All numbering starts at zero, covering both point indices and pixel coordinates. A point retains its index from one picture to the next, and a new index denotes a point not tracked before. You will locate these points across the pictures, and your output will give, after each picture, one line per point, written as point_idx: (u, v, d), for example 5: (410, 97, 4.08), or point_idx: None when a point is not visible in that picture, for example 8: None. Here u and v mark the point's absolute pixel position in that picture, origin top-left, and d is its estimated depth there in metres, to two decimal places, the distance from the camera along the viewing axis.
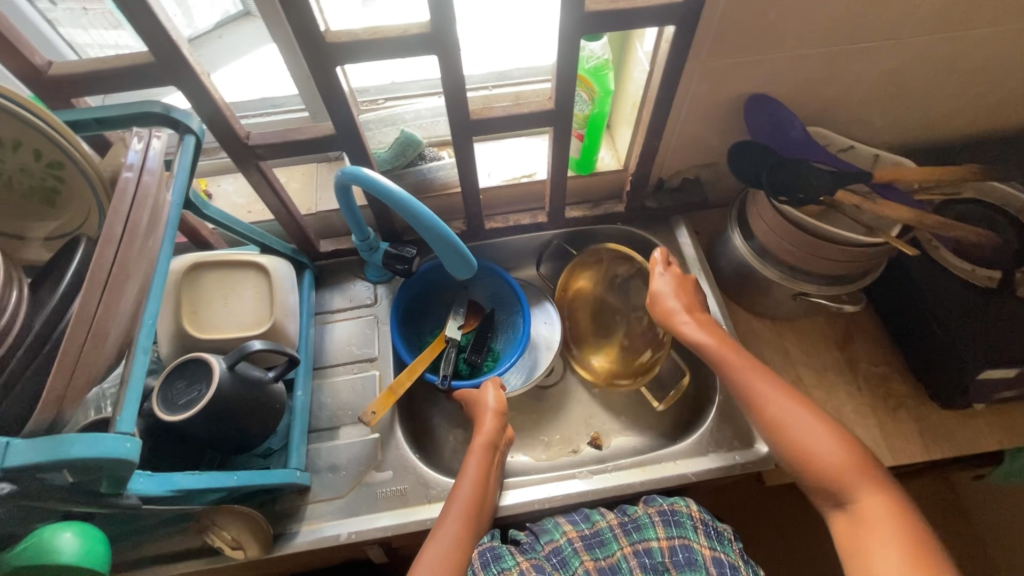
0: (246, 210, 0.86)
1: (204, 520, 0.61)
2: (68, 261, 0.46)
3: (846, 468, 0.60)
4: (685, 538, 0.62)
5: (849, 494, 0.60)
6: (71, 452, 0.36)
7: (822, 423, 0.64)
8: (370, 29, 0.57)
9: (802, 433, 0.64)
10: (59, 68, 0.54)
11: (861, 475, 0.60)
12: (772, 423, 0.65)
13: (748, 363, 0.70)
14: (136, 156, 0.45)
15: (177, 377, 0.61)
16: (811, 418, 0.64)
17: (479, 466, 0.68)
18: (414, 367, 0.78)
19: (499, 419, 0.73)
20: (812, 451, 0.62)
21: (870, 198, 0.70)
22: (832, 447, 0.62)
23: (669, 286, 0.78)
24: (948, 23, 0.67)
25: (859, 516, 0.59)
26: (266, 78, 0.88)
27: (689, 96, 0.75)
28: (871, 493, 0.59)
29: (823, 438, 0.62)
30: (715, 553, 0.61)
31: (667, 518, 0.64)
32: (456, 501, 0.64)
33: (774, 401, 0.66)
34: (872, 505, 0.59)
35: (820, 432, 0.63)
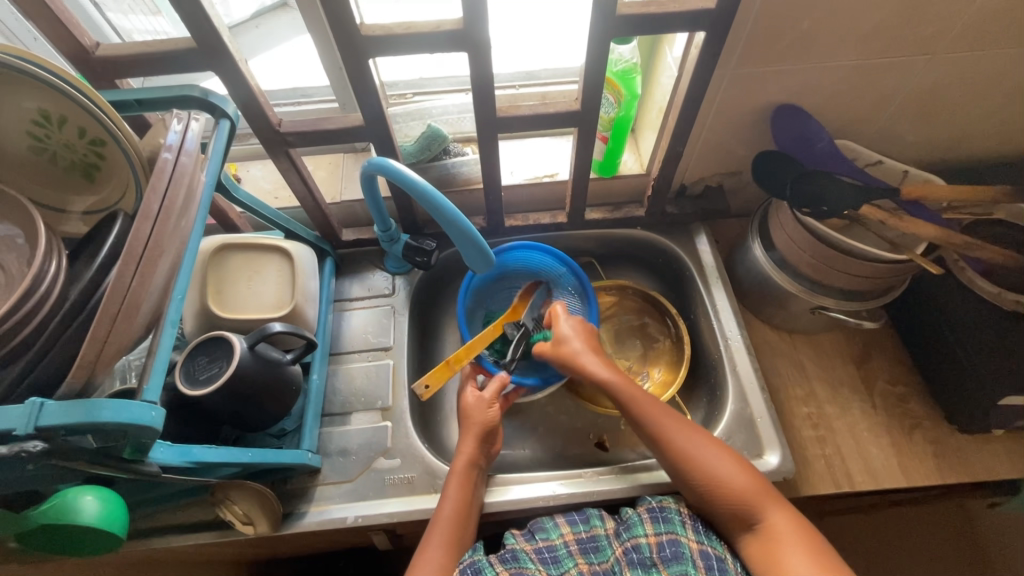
0: (273, 196, 0.89)
1: (217, 494, 0.62)
2: (105, 235, 0.47)
3: (748, 487, 0.61)
4: (673, 532, 0.63)
5: (757, 513, 0.60)
6: (100, 416, 0.38)
7: (721, 451, 0.64)
8: (405, 23, 0.58)
9: (708, 461, 0.63)
10: (106, 49, 0.56)
11: (765, 493, 0.61)
12: (677, 455, 0.65)
13: (643, 393, 0.70)
14: (175, 137, 0.46)
15: (199, 353, 0.63)
16: (710, 449, 0.64)
17: (461, 486, 0.67)
18: (472, 346, 0.77)
19: (483, 437, 0.71)
20: (721, 477, 0.62)
21: (896, 214, 0.69)
22: (737, 473, 0.62)
23: (573, 329, 0.75)
24: (988, 40, 0.66)
25: (766, 533, 0.60)
26: (300, 69, 0.90)
27: (716, 104, 0.75)
28: (774, 508, 0.60)
29: (727, 466, 0.63)
30: (702, 547, 0.62)
31: (654, 515, 0.65)
32: (439, 522, 0.64)
33: (678, 432, 0.66)
34: (778, 522, 0.60)
35: (723, 459, 0.63)
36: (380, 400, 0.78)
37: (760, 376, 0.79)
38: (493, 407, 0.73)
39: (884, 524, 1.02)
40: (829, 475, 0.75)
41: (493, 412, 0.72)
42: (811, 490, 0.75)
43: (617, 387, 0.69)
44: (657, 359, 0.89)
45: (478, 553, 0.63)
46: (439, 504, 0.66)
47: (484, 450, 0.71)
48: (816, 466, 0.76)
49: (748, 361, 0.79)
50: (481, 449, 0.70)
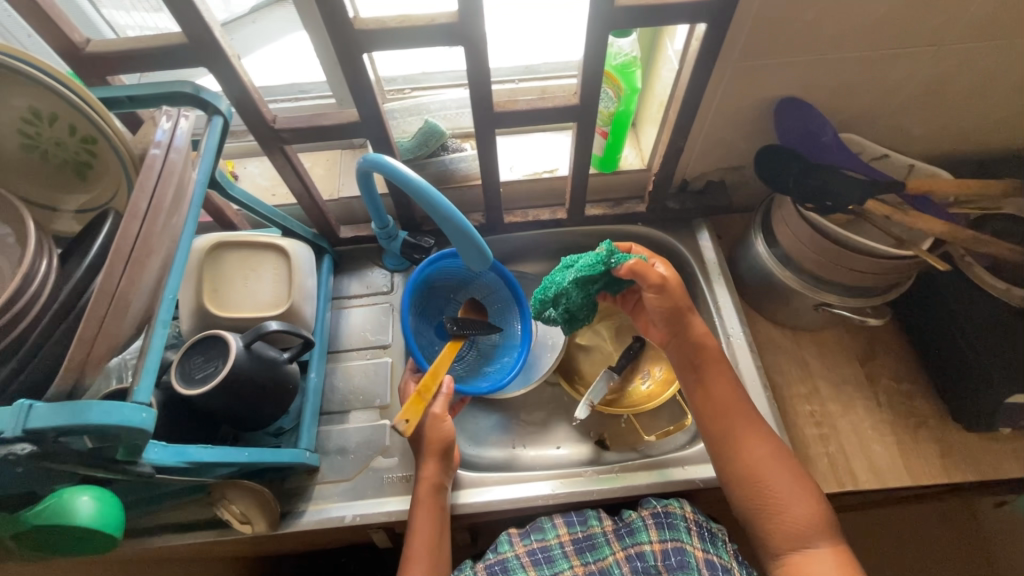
0: (270, 193, 0.88)
1: (215, 493, 0.62)
2: (96, 234, 0.47)
3: (806, 514, 0.59)
4: (679, 540, 0.62)
5: (808, 540, 0.58)
6: (89, 418, 0.37)
7: (794, 475, 0.61)
8: (398, 17, 0.57)
9: (778, 481, 0.61)
10: (96, 46, 0.56)
11: (824, 527, 0.59)
12: (748, 467, 0.62)
13: (730, 382, 0.67)
14: (164, 134, 0.46)
15: (195, 352, 0.62)
16: (784, 471, 0.61)
17: (432, 514, 0.65)
18: (435, 371, 0.72)
19: (444, 458, 0.68)
20: (777, 494, 0.60)
21: (902, 209, 0.67)
22: (802, 500, 0.60)
23: (672, 274, 0.69)
24: (996, 30, 0.64)
25: (806, 555, 0.58)
26: (297, 65, 0.89)
27: (717, 97, 0.73)
28: (823, 540, 0.58)
29: (795, 491, 0.60)
30: (707, 556, 0.62)
31: (660, 520, 0.64)
32: (415, 544, 0.63)
33: (753, 433, 0.64)
34: (821, 556, 0.58)
35: (793, 482, 0.61)
36: (379, 398, 0.78)
37: (762, 374, 0.78)
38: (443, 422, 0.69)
39: (890, 523, 1.01)
40: (832, 473, 0.74)
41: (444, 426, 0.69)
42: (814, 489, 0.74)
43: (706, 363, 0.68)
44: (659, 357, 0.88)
45: (464, 572, 0.64)
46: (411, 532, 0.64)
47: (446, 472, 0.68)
48: (818, 465, 0.75)
49: (750, 359, 0.78)
50: (445, 469, 0.68)
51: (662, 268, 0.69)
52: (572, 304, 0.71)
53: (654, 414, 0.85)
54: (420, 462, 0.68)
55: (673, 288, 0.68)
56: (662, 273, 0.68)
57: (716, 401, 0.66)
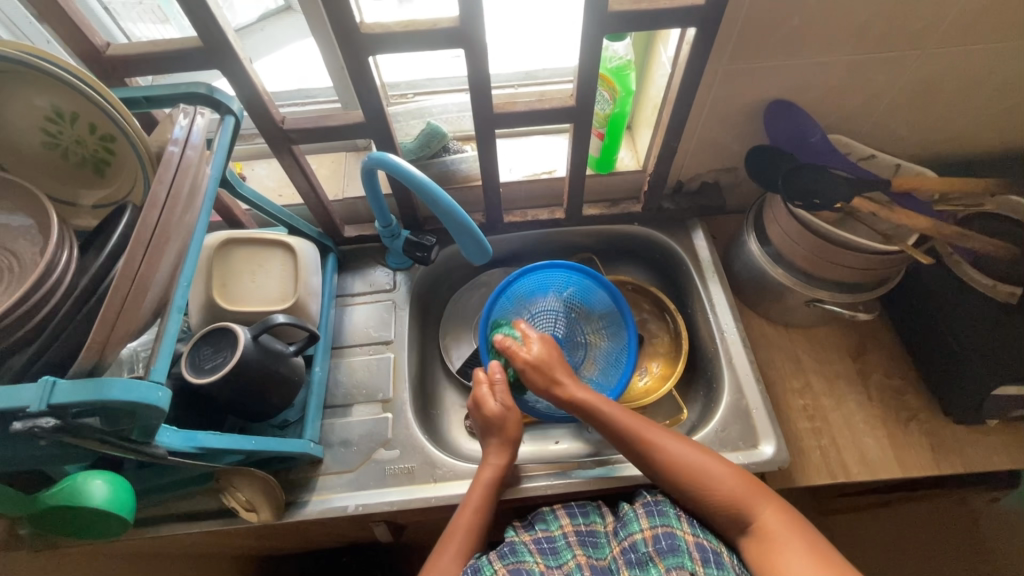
0: (277, 194, 0.91)
1: (222, 481, 0.64)
2: (115, 226, 0.49)
3: (741, 491, 0.62)
4: (669, 526, 0.63)
5: (751, 514, 0.61)
6: (110, 394, 0.39)
7: (712, 459, 0.65)
8: (403, 22, 0.60)
9: (704, 467, 0.64)
10: (116, 49, 0.58)
11: (760, 495, 0.62)
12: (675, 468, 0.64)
13: (618, 408, 0.71)
14: (181, 132, 0.48)
15: (204, 343, 0.64)
16: (706, 458, 0.65)
17: (484, 499, 0.67)
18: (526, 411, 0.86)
19: (511, 451, 0.71)
20: (710, 483, 0.63)
21: (888, 206, 0.70)
22: (728, 476, 0.64)
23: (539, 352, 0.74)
24: (975, 35, 0.67)
25: (761, 533, 0.61)
26: (304, 71, 0.92)
27: (709, 100, 0.76)
28: (769, 510, 0.61)
29: (721, 472, 0.64)
30: (697, 540, 0.62)
31: (649, 509, 0.65)
32: (461, 518, 0.66)
33: (663, 440, 0.67)
34: (772, 523, 0.61)
35: (716, 466, 0.64)
36: (381, 392, 0.80)
37: (757, 369, 0.80)
38: (514, 410, 0.73)
39: (886, 520, 1.01)
40: (825, 466, 0.76)
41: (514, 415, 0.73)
42: (807, 480, 0.75)
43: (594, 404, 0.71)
44: (656, 354, 0.90)
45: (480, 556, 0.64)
46: (456, 514, 0.67)
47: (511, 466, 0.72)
48: (811, 457, 0.77)
49: (744, 354, 0.80)
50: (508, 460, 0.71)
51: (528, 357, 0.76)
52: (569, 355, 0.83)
53: (651, 410, 0.87)
54: (490, 451, 0.71)
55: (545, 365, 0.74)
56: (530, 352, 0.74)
57: (613, 425, 0.69)
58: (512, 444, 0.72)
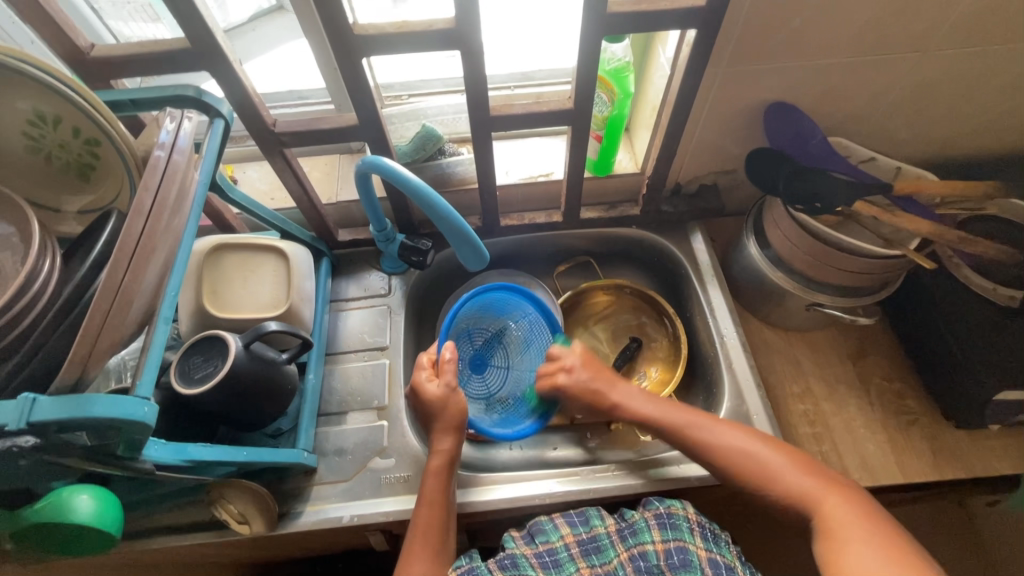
0: (269, 197, 0.89)
1: (213, 492, 0.62)
2: (100, 233, 0.48)
3: (808, 485, 0.60)
4: (681, 540, 0.63)
5: (817, 509, 0.59)
6: (92, 411, 0.38)
7: (781, 453, 0.64)
8: (397, 23, 0.58)
9: (768, 461, 0.63)
10: (101, 51, 0.57)
11: (830, 490, 0.60)
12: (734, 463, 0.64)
13: (683, 408, 0.69)
14: (168, 136, 0.47)
15: (195, 352, 0.63)
16: (773, 451, 0.63)
17: (439, 488, 0.66)
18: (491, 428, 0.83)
19: (458, 434, 0.69)
20: (774, 476, 0.62)
21: (889, 210, 0.69)
22: (795, 470, 0.62)
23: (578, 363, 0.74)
24: (976, 36, 0.66)
25: (824, 530, 0.58)
26: (296, 71, 0.91)
27: (709, 102, 0.75)
28: (838, 504, 0.59)
29: (788, 465, 0.62)
30: (710, 555, 0.62)
31: (662, 521, 0.64)
32: (422, 511, 0.65)
33: (728, 435, 0.65)
34: (842, 518, 0.58)
35: (783, 459, 0.63)
36: (376, 399, 0.78)
37: (757, 374, 0.79)
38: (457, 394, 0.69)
39: None
40: None
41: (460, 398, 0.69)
42: None
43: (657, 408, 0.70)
44: (655, 358, 0.89)
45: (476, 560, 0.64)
46: (416, 509, 0.65)
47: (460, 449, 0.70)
48: None
49: (744, 359, 0.79)
50: (457, 443, 0.69)
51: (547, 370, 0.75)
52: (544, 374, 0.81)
53: None
54: (434, 437, 0.69)
55: (586, 385, 0.72)
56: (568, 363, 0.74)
57: (674, 428, 0.68)
58: (457, 426, 0.69)
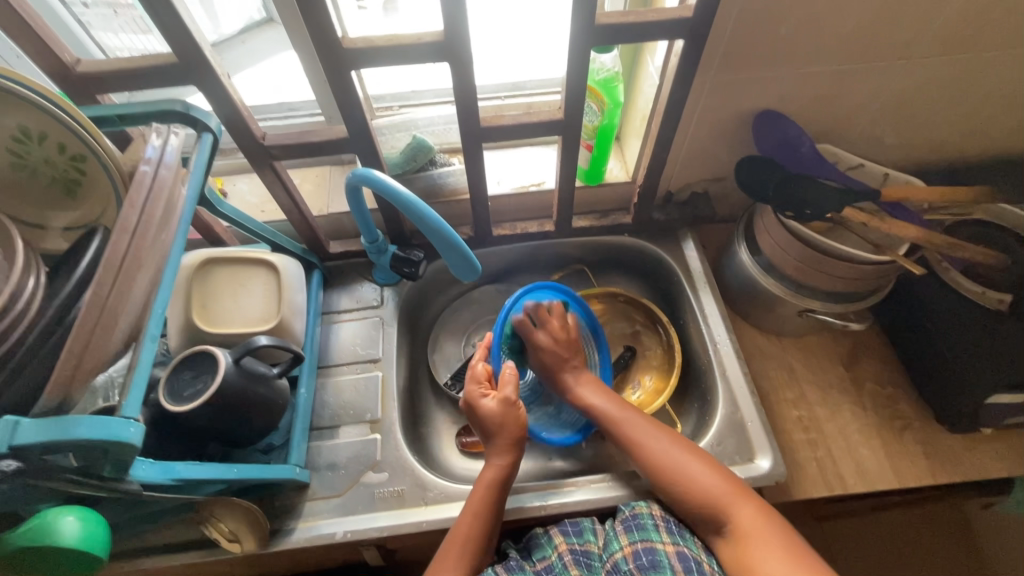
0: (259, 209, 0.88)
1: (203, 512, 0.61)
2: (85, 250, 0.47)
3: (720, 491, 0.62)
4: (647, 540, 0.63)
5: (728, 515, 0.61)
6: (76, 433, 0.37)
7: (695, 456, 0.66)
8: (386, 36, 0.58)
9: (684, 465, 0.65)
10: (87, 66, 0.56)
11: (738, 496, 0.62)
12: (654, 464, 0.67)
13: (619, 406, 0.73)
14: (154, 152, 0.47)
15: (183, 368, 0.62)
16: (691, 454, 0.66)
17: (486, 500, 0.66)
18: None
19: (515, 449, 0.69)
20: (689, 483, 0.64)
21: (878, 216, 0.69)
22: (707, 475, 0.64)
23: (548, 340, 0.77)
24: (959, 44, 0.67)
25: (737, 535, 0.60)
26: (286, 83, 0.91)
27: (698, 110, 0.76)
28: (747, 511, 0.61)
29: (701, 470, 0.64)
30: (678, 549, 0.63)
31: (628, 524, 0.65)
32: (463, 519, 0.64)
33: (651, 436, 0.69)
34: (750, 523, 0.60)
35: (697, 463, 0.65)
36: (369, 412, 0.77)
37: (750, 380, 0.79)
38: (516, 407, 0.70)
39: (880, 528, 1.01)
40: (822, 478, 0.75)
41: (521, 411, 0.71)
42: (804, 493, 0.74)
43: (601, 406, 0.74)
44: (649, 367, 0.89)
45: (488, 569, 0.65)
46: (458, 518, 0.65)
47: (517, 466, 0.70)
48: (807, 469, 0.76)
49: (738, 365, 0.79)
50: (513, 462, 0.69)
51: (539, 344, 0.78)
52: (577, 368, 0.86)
53: None
54: (492, 451, 0.69)
55: (556, 350, 0.77)
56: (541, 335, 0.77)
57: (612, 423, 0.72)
58: (514, 442, 0.70)
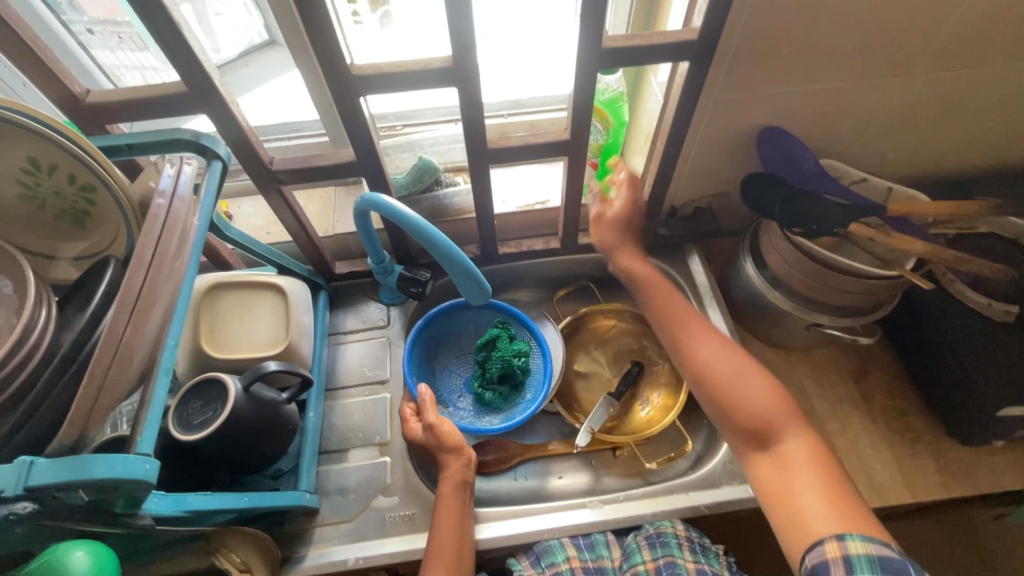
0: (264, 231, 0.88)
1: (215, 541, 0.61)
2: (98, 282, 0.47)
3: (775, 407, 0.58)
4: (670, 556, 0.65)
5: (776, 433, 0.57)
6: (93, 472, 0.37)
7: (753, 371, 0.61)
8: (394, 62, 0.58)
9: (735, 375, 0.61)
10: (96, 96, 0.56)
11: (791, 419, 0.58)
12: (703, 372, 0.63)
13: (680, 309, 0.69)
14: (168, 182, 0.47)
15: (193, 397, 0.61)
16: (751, 364, 0.62)
17: (454, 508, 0.67)
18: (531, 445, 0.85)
19: (461, 456, 0.71)
20: (744, 399, 0.59)
21: (885, 231, 0.69)
22: (765, 391, 0.60)
23: (624, 200, 0.74)
24: (958, 60, 0.68)
25: (777, 456, 0.57)
26: (289, 104, 0.91)
27: (703, 127, 0.76)
28: (797, 437, 0.57)
29: (760, 383, 0.60)
30: (699, 567, 0.65)
31: (652, 540, 0.67)
32: (440, 533, 0.65)
33: (708, 343, 0.64)
34: (795, 449, 0.56)
35: (755, 377, 0.61)
36: (378, 435, 0.77)
37: None
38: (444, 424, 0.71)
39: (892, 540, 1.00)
40: None
41: (443, 432, 0.71)
42: None
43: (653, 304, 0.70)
44: (656, 383, 0.88)
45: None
46: (434, 531, 0.66)
47: (468, 472, 0.71)
48: None
49: None
50: (465, 468, 0.71)
51: (608, 210, 0.75)
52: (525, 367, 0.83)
53: (655, 441, 0.85)
54: (444, 462, 0.71)
55: (626, 204, 0.75)
56: (624, 175, 0.75)
57: (666, 321, 0.68)
58: (459, 450, 0.72)
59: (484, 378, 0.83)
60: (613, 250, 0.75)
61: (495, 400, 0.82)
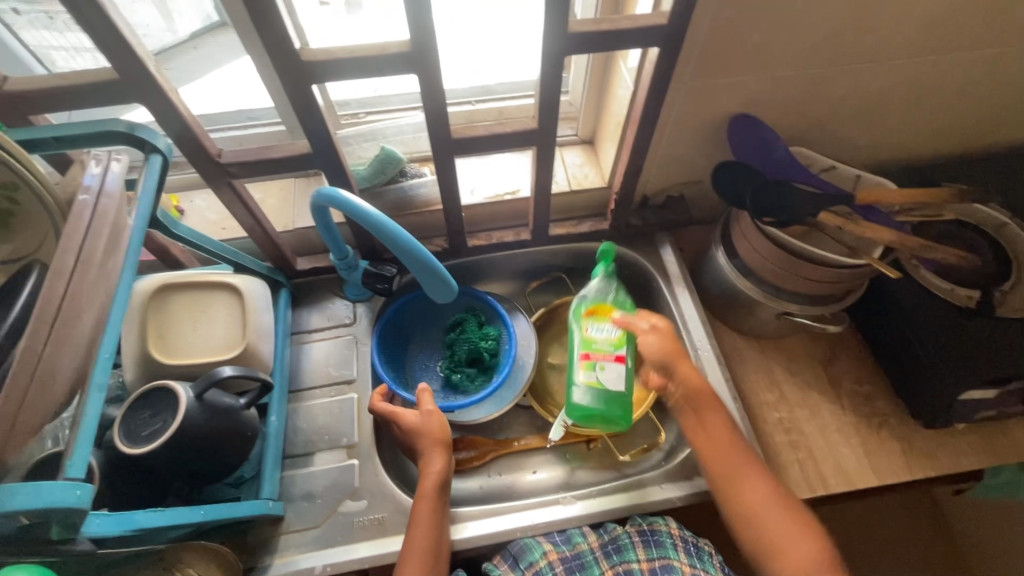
0: (219, 227, 0.84)
1: (169, 558, 0.57)
2: (20, 290, 0.43)
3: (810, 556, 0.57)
4: (666, 558, 0.64)
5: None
6: (10, 502, 0.34)
7: (792, 511, 0.60)
8: (349, 46, 0.55)
9: (771, 513, 0.60)
10: (15, 83, 0.51)
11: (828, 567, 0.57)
12: (745, 506, 0.61)
13: (723, 435, 0.66)
14: (94, 179, 0.45)
15: (142, 407, 0.58)
16: (785, 507, 0.60)
17: (431, 508, 0.65)
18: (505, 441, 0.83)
19: (446, 452, 0.69)
20: (781, 541, 0.59)
21: (852, 219, 0.69)
22: (804, 539, 0.58)
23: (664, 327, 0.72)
24: (925, 47, 0.68)
25: None
26: (243, 91, 0.86)
27: (674, 115, 0.74)
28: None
29: (800, 530, 0.59)
30: (693, 571, 0.64)
31: (647, 538, 0.66)
32: (415, 533, 0.62)
33: (750, 477, 0.63)
34: None
35: (791, 517, 0.60)
36: (345, 437, 0.74)
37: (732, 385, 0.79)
38: (436, 414, 0.70)
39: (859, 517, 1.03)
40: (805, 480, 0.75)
41: (433, 421, 0.70)
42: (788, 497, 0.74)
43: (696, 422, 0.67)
44: None
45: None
46: (410, 532, 0.63)
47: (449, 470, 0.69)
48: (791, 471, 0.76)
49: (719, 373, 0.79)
50: (448, 464, 0.68)
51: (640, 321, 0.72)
52: (493, 350, 0.82)
53: (628, 432, 0.85)
54: (427, 458, 0.68)
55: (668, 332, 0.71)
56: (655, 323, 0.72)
57: (706, 446, 0.65)
58: (442, 446, 0.69)
59: (453, 361, 0.83)
60: (670, 359, 0.70)
61: (460, 384, 0.82)
